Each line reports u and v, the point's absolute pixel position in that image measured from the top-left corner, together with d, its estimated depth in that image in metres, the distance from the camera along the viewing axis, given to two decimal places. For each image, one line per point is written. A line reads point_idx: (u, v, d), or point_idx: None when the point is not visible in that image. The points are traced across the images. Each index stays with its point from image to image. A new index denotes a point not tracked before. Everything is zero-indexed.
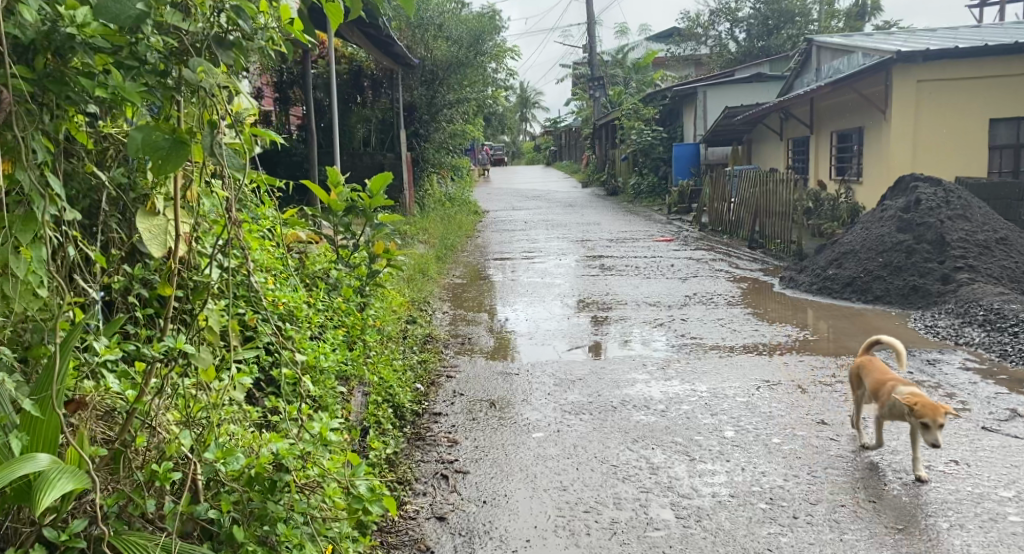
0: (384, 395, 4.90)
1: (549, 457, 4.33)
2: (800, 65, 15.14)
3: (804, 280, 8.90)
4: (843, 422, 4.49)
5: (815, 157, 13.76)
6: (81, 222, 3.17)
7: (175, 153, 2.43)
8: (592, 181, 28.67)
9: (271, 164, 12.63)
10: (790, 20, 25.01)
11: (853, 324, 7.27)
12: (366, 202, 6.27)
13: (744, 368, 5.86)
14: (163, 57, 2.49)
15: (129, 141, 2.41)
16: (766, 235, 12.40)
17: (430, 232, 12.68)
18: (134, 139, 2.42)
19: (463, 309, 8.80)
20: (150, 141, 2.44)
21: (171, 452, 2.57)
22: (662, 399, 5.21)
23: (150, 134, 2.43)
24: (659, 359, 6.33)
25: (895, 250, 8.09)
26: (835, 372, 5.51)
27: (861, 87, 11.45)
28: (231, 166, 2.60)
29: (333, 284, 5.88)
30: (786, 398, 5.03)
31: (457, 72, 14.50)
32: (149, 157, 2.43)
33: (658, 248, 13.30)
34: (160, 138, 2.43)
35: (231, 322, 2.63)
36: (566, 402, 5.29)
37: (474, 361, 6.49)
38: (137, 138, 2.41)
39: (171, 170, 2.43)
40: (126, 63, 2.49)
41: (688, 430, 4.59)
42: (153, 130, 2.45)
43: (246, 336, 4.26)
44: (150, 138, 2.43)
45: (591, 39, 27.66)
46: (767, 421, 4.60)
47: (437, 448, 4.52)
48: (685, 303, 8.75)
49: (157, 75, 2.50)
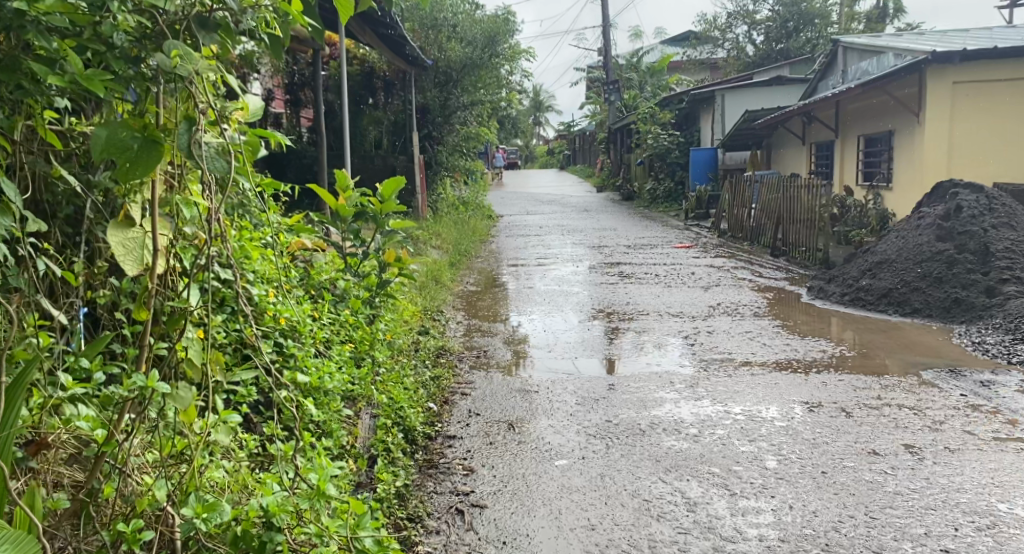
0: (393, 418, 4.55)
1: (575, 489, 3.98)
2: (824, 67, 14.73)
3: (834, 291, 8.52)
4: (898, 452, 4.10)
5: (841, 162, 13.36)
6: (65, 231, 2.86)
7: (146, 152, 2.22)
8: (607, 186, 28.24)
9: (280, 167, 12.31)
10: (809, 22, 24.53)
11: (890, 338, 6.90)
12: (377, 207, 5.91)
13: (780, 387, 5.46)
14: (134, 40, 2.25)
15: (92, 139, 2.19)
16: (789, 242, 11.99)
17: (443, 237, 12.33)
18: (98, 135, 2.19)
19: (477, 319, 8.42)
20: (116, 138, 2.21)
21: (143, 507, 2.32)
22: (694, 422, 4.83)
23: (116, 130, 2.21)
24: (686, 375, 5.94)
25: (935, 261, 7.69)
26: (881, 394, 5.11)
27: (893, 88, 11.09)
28: (213, 168, 2.35)
29: (340, 295, 5.51)
30: (830, 422, 4.64)
31: (471, 73, 14.16)
32: (115, 156, 2.21)
33: (677, 255, 12.91)
34: (130, 136, 2.22)
35: (211, 357, 2.35)
36: (589, 424, 4.91)
37: (490, 377, 6.09)
38: (101, 135, 2.19)
39: (141, 173, 2.22)
40: (91, 48, 2.26)
41: (725, 458, 4.21)
42: (121, 126, 2.23)
43: (243, 355, 3.98)
44: (116, 135, 2.21)
45: (606, 42, 27.26)
46: (812, 450, 4.21)
47: (451, 478, 4.16)
48: (709, 314, 8.36)
49: (130, 63, 2.27)
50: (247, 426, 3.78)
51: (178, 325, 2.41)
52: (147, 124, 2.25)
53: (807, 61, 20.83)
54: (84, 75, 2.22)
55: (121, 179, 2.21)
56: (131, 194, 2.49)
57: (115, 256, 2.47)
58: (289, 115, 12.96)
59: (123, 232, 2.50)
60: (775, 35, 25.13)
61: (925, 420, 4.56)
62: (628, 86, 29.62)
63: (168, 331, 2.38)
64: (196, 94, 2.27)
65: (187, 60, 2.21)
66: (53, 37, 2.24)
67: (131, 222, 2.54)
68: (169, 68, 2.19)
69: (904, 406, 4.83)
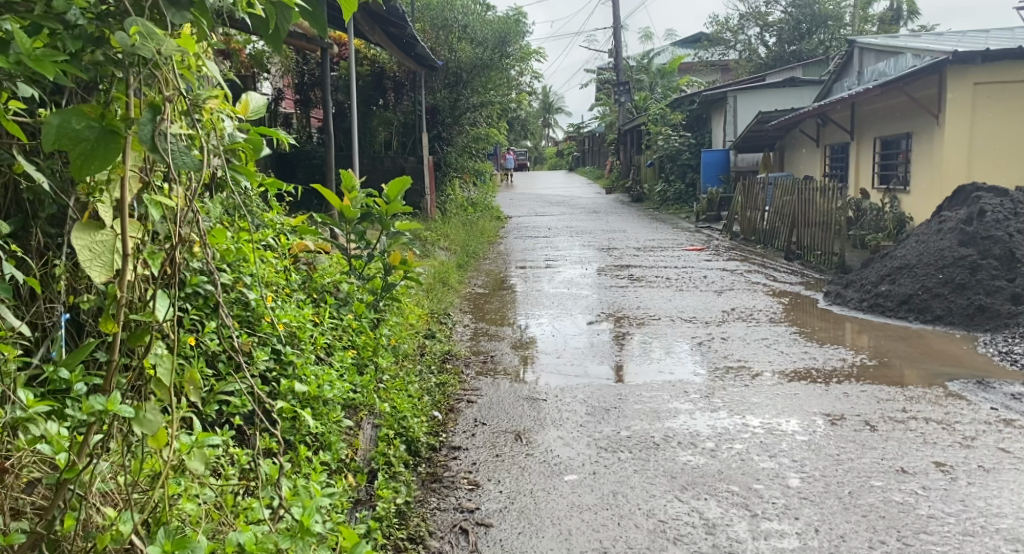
0: (396, 428, 4.32)
1: (586, 508, 3.76)
2: (840, 68, 14.48)
3: (852, 296, 8.29)
4: (928, 471, 3.88)
5: (856, 164, 13.11)
6: (49, 231, 2.72)
7: (103, 144, 2.04)
8: (617, 188, 27.97)
9: (289, 167, 12.13)
10: (822, 24, 24.26)
11: (913, 346, 6.66)
12: (383, 208, 5.64)
13: (799, 398, 5.24)
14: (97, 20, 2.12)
15: (44, 128, 2.01)
16: (805, 246, 11.75)
17: (451, 239, 12.11)
18: (50, 126, 2.02)
19: (485, 323, 8.19)
20: (71, 127, 2.03)
21: (105, 543, 2.13)
22: (711, 436, 4.61)
23: (70, 118, 2.03)
24: (701, 384, 5.71)
25: (957, 266, 7.44)
26: (907, 406, 4.88)
27: (912, 89, 10.85)
28: (181, 165, 2.15)
29: (343, 298, 5.24)
30: (855, 436, 4.41)
31: (481, 74, 13.94)
32: (68, 148, 2.03)
33: (689, 258, 12.66)
34: (86, 126, 2.03)
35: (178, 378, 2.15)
36: (600, 436, 4.69)
37: (498, 384, 5.88)
38: (53, 125, 2.01)
39: (96, 167, 2.04)
40: (46, 27, 2.13)
41: (745, 475, 3.99)
42: (76, 114, 2.04)
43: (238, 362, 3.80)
44: (70, 124, 2.02)
45: (617, 43, 27.05)
46: (838, 467, 3.98)
47: (456, 493, 3.95)
48: (723, 320, 8.13)
49: (94, 43, 2.13)
50: (239, 439, 3.58)
51: (143, 342, 2.17)
52: (106, 113, 2.07)
53: (821, 63, 20.56)
54: (33, 55, 2.04)
55: (75, 173, 2.04)
56: (98, 192, 2.31)
57: (81, 261, 2.26)
58: (298, 116, 12.79)
59: (90, 234, 2.28)
60: (788, 37, 24.90)
61: (955, 436, 4.32)
62: (639, 87, 29.40)
63: (130, 349, 2.16)
64: (162, 81, 2.09)
65: (149, 39, 2.02)
66: (7, 16, 2.11)
67: (100, 224, 2.33)
68: (124, 46, 2.00)
69: (931, 420, 4.59)
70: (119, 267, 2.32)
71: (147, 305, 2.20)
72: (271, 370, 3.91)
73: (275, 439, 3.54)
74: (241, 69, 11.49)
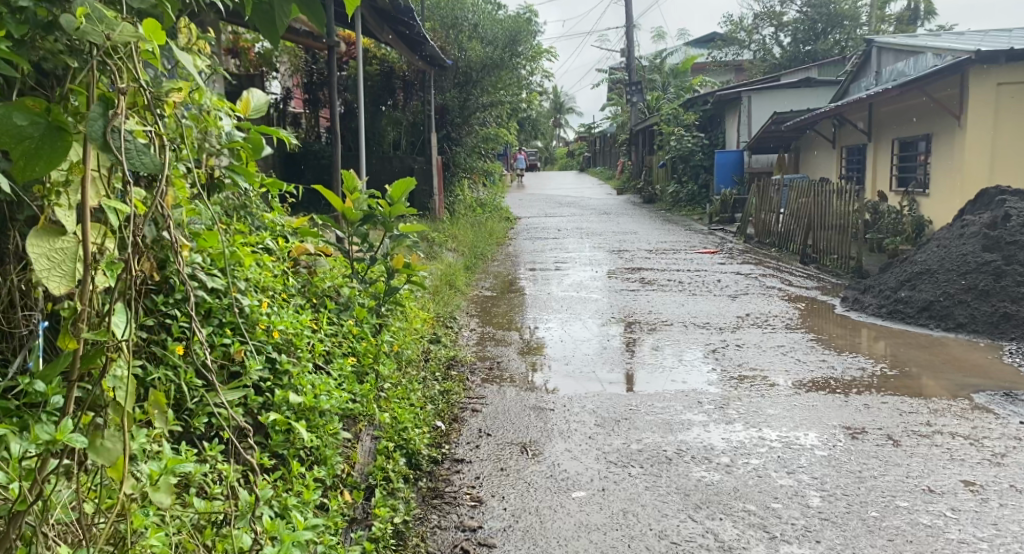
0: (397, 441, 4.13)
1: (595, 527, 3.58)
2: (857, 68, 14.25)
3: (871, 302, 8.08)
4: (959, 491, 3.68)
5: (873, 166, 12.88)
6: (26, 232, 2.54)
7: (47, 143, 2.04)
8: (629, 188, 27.70)
9: (297, 167, 11.98)
10: (838, 24, 23.97)
11: (932, 354, 6.47)
12: (386, 210, 5.43)
13: (818, 410, 5.03)
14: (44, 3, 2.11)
15: None
16: (820, 249, 11.53)
17: (459, 240, 11.94)
18: None
19: (492, 327, 8.01)
20: (13, 123, 2.02)
21: None
22: (726, 450, 4.41)
23: (13, 114, 2.02)
24: (716, 395, 5.51)
25: (981, 272, 7.22)
26: (932, 419, 4.67)
27: (932, 90, 10.64)
28: (137, 163, 2.10)
29: (344, 303, 5.02)
30: (878, 452, 4.19)
31: (490, 74, 13.76)
32: (11, 145, 2.03)
33: (701, 261, 12.45)
34: (29, 122, 2.02)
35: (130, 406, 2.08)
36: (610, 449, 4.50)
37: (504, 392, 5.69)
38: None
39: (41, 165, 2.04)
40: None
41: (763, 494, 3.78)
42: (20, 108, 2.03)
43: (230, 373, 3.64)
44: (12, 120, 2.01)
45: (630, 43, 26.81)
46: (861, 485, 3.77)
47: (458, 510, 3.76)
48: (737, 326, 7.93)
49: (43, 27, 2.13)
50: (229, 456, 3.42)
51: (97, 363, 2.07)
52: (51, 108, 2.06)
53: (837, 63, 20.29)
54: None
55: (19, 172, 2.04)
56: (56, 194, 2.28)
57: (38, 271, 2.14)
58: (307, 116, 12.65)
59: (50, 241, 2.18)
60: (802, 37, 24.62)
61: (984, 452, 4.11)
62: (651, 87, 29.14)
63: (83, 370, 2.06)
64: (116, 73, 2.07)
65: (94, 22, 2.02)
66: None
67: (61, 230, 2.22)
68: (70, 31, 1.99)
69: (958, 435, 4.38)
70: (82, 277, 2.21)
71: (103, 323, 2.11)
72: (265, 380, 3.72)
73: (267, 454, 3.37)
74: (249, 68, 11.36)
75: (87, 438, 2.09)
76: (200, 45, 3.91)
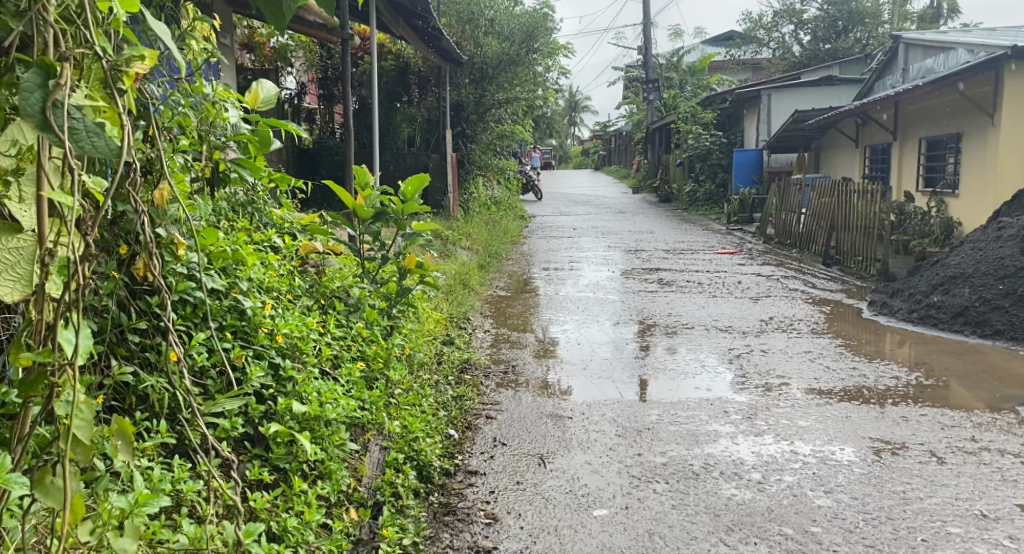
0: (407, 452, 3.86)
1: (618, 550, 3.33)
2: (883, 65, 13.92)
3: (901, 307, 7.86)
4: (1015, 515, 3.42)
5: (899, 165, 12.58)
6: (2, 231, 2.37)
7: None
8: (645, 187, 27.38)
9: (311, 164, 11.75)
10: (860, 21, 23.57)
11: (970, 363, 6.23)
12: (399, 207, 5.17)
13: (853, 422, 4.75)
14: None
15: None
16: (844, 251, 11.24)
17: (473, 238, 11.71)
18: None
19: (507, 328, 7.75)
20: None
21: None
22: (756, 465, 4.13)
23: None
24: (742, 404, 5.23)
25: (1019, 277, 6.98)
26: (978, 434, 4.40)
27: (964, 87, 10.38)
28: (90, 149, 1.86)
29: (354, 305, 4.71)
30: (920, 470, 3.93)
31: (507, 70, 13.50)
32: None
33: (721, 262, 12.15)
34: None
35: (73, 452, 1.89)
36: (635, 463, 4.22)
37: (518, 397, 5.42)
38: None
39: None
40: None
41: (800, 516, 3.51)
42: None
43: (230, 380, 3.29)
44: None
45: (647, 41, 26.49)
46: (906, 507, 3.51)
47: (471, 528, 3.50)
48: (761, 330, 7.65)
49: None
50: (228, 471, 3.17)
51: (37, 390, 1.90)
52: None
53: (859, 61, 19.91)
54: None
55: None
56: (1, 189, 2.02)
57: None
58: (321, 111, 12.39)
59: (3, 240, 1.98)
60: (823, 34, 24.25)
61: None
62: (668, 85, 28.80)
63: (25, 398, 1.90)
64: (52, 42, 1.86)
65: None
66: None
67: (17, 228, 2.01)
68: None
69: (1007, 451, 4.12)
70: (36, 282, 2.01)
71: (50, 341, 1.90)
72: (268, 386, 3.38)
73: (267, 470, 3.09)
74: (264, 63, 11.14)
75: (34, 475, 1.91)
76: (202, 30, 3.66)
